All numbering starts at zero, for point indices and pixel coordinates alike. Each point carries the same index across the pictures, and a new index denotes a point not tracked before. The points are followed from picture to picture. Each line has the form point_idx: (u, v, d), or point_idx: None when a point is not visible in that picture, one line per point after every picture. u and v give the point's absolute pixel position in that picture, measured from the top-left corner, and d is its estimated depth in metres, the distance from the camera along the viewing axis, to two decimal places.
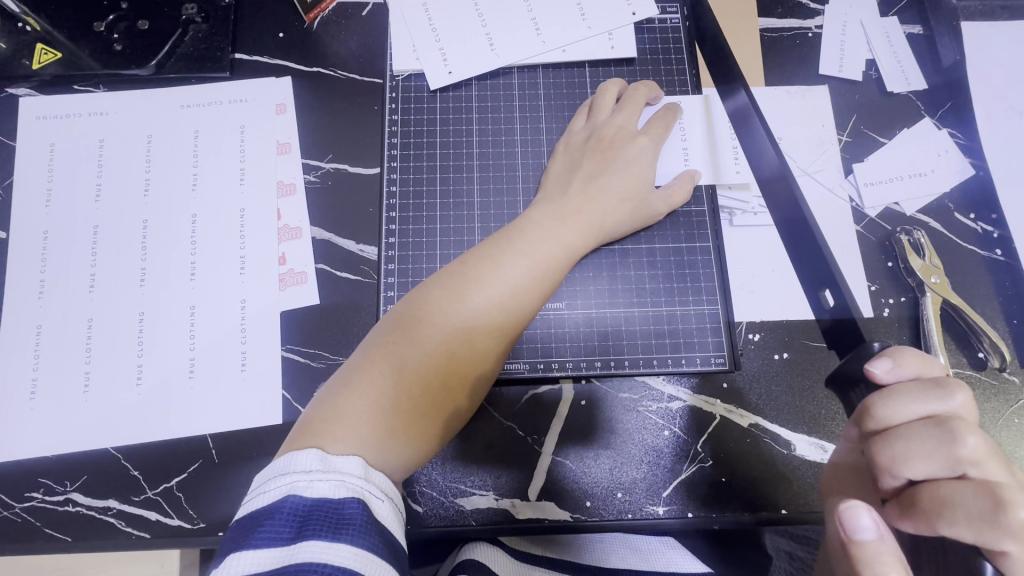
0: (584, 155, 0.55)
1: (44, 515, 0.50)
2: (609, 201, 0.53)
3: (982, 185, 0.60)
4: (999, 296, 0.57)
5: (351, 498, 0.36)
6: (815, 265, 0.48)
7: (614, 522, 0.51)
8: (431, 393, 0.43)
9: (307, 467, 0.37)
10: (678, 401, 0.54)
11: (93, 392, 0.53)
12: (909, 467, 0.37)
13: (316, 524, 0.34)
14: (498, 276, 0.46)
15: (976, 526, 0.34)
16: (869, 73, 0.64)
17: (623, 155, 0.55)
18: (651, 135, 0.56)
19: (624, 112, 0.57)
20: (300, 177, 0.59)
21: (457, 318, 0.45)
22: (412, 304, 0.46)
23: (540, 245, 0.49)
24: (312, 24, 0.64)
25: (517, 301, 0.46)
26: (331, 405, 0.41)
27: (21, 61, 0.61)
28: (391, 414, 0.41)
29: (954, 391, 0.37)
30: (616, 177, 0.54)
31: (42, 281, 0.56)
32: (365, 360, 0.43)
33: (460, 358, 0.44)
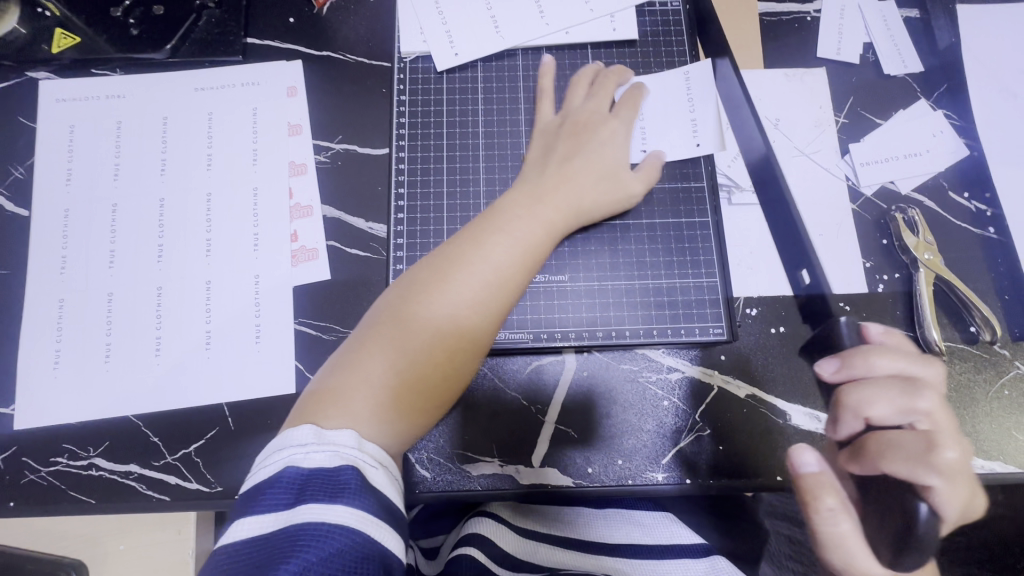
0: (559, 138, 0.57)
1: (68, 479, 0.53)
2: (586, 180, 0.55)
3: (976, 165, 0.61)
4: (992, 273, 0.58)
5: (346, 466, 0.38)
6: (790, 250, 0.57)
7: (614, 488, 0.53)
8: (421, 370, 0.45)
9: (302, 441, 0.39)
10: (676, 372, 0.55)
11: (114, 362, 0.55)
12: (871, 409, 0.43)
13: (313, 490, 0.36)
14: (477, 258, 0.48)
15: (913, 463, 0.40)
16: (866, 55, 0.65)
17: (594, 138, 0.57)
18: (620, 117, 0.58)
19: (595, 97, 0.59)
20: (311, 158, 0.61)
21: (444, 298, 0.46)
22: (401, 289, 0.48)
23: (522, 226, 0.51)
24: (322, 9, 0.65)
25: (499, 279, 0.48)
26: (329, 383, 0.44)
27: (40, 46, 0.63)
28: (384, 389, 0.43)
29: (929, 363, 0.47)
30: (587, 160, 0.56)
31: (64, 258, 0.58)
32: (354, 345, 0.46)
33: (447, 335, 0.46)
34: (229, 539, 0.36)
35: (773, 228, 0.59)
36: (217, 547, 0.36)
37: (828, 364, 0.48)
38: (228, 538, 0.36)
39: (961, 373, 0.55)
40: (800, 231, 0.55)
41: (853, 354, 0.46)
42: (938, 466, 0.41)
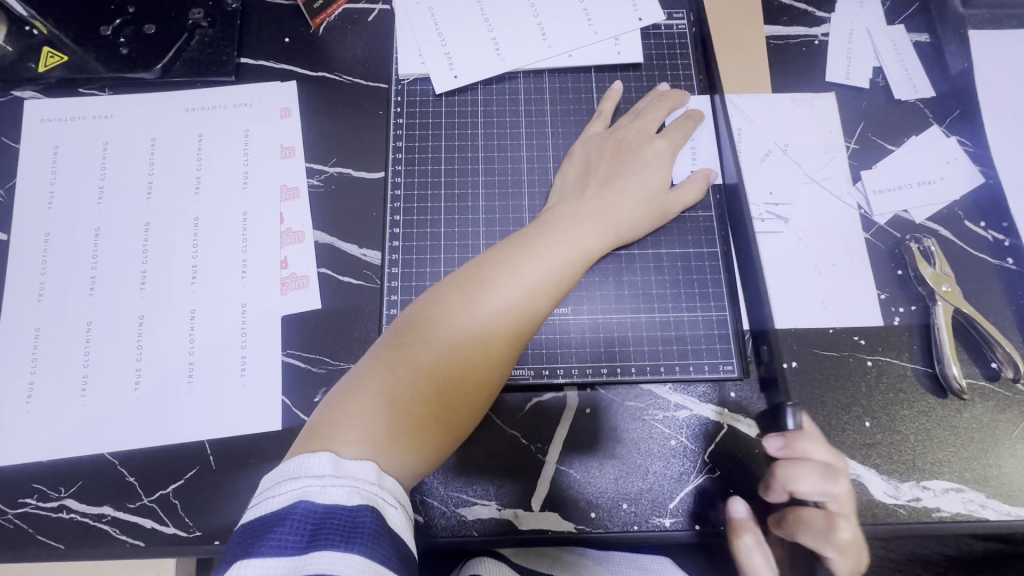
0: (601, 157, 0.56)
1: (36, 522, 0.49)
2: (626, 204, 0.53)
3: (992, 194, 0.59)
4: (1012, 305, 0.56)
5: (364, 506, 0.34)
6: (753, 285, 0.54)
7: (618, 534, 0.50)
8: (446, 396, 0.42)
9: (319, 472, 0.35)
10: (685, 410, 0.52)
11: (90, 396, 0.52)
12: (799, 486, 0.46)
13: (329, 532, 0.33)
14: (513, 279, 0.46)
15: (816, 538, 0.46)
16: (876, 81, 0.63)
17: (639, 159, 0.55)
18: (669, 140, 0.56)
19: (643, 118, 0.58)
20: (304, 182, 0.59)
21: (473, 320, 0.44)
22: (428, 306, 0.45)
23: (558, 247, 0.49)
24: (318, 30, 0.64)
25: (531, 303, 0.46)
26: (345, 405, 0.40)
27: (27, 64, 0.61)
28: (404, 415, 0.40)
29: (858, 437, 0.49)
30: (629, 181, 0.53)
31: (43, 284, 0.55)
32: (376, 362, 0.43)
33: (474, 360, 0.43)
34: None
35: (782, 259, 0.57)
36: None
37: (771, 439, 0.48)
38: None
39: (983, 412, 0.53)
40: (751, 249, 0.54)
41: (796, 438, 0.46)
42: (837, 544, 0.45)
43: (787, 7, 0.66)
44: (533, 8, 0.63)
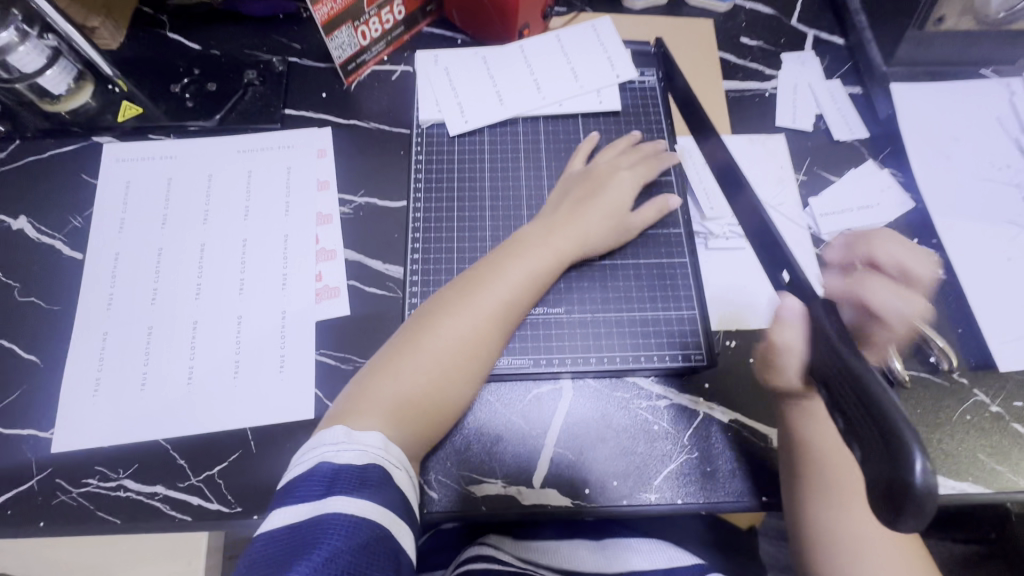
0: (575, 184, 0.67)
1: (96, 500, 0.56)
2: (594, 221, 0.64)
3: (921, 216, 0.70)
4: (945, 309, 0.65)
5: (372, 463, 0.44)
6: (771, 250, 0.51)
7: (609, 508, 0.56)
8: (444, 381, 0.53)
9: (335, 440, 0.45)
10: (665, 399, 0.60)
11: (149, 389, 0.60)
12: (863, 291, 0.53)
13: (342, 481, 0.42)
14: (495, 277, 0.57)
15: (868, 313, 0.52)
16: (818, 124, 0.75)
17: (605, 183, 0.66)
18: (632, 172, 0.67)
19: (614, 157, 0.69)
20: (336, 209, 0.69)
21: (461, 322, 0.55)
22: (426, 313, 0.56)
23: (534, 260, 0.59)
24: (350, 87, 0.77)
25: (506, 305, 0.57)
26: (363, 392, 0.51)
27: (107, 115, 0.73)
28: (405, 396, 0.51)
29: (921, 277, 0.56)
30: (600, 205, 0.64)
31: (111, 295, 0.64)
32: (387, 356, 0.54)
33: (460, 350, 0.54)
34: (267, 526, 0.40)
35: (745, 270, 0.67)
36: (256, 533, 0.40)
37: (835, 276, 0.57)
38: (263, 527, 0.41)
39: (925, 400, 0.61)
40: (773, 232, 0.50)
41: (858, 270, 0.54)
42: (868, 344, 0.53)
43: (741, 67, 0.79)
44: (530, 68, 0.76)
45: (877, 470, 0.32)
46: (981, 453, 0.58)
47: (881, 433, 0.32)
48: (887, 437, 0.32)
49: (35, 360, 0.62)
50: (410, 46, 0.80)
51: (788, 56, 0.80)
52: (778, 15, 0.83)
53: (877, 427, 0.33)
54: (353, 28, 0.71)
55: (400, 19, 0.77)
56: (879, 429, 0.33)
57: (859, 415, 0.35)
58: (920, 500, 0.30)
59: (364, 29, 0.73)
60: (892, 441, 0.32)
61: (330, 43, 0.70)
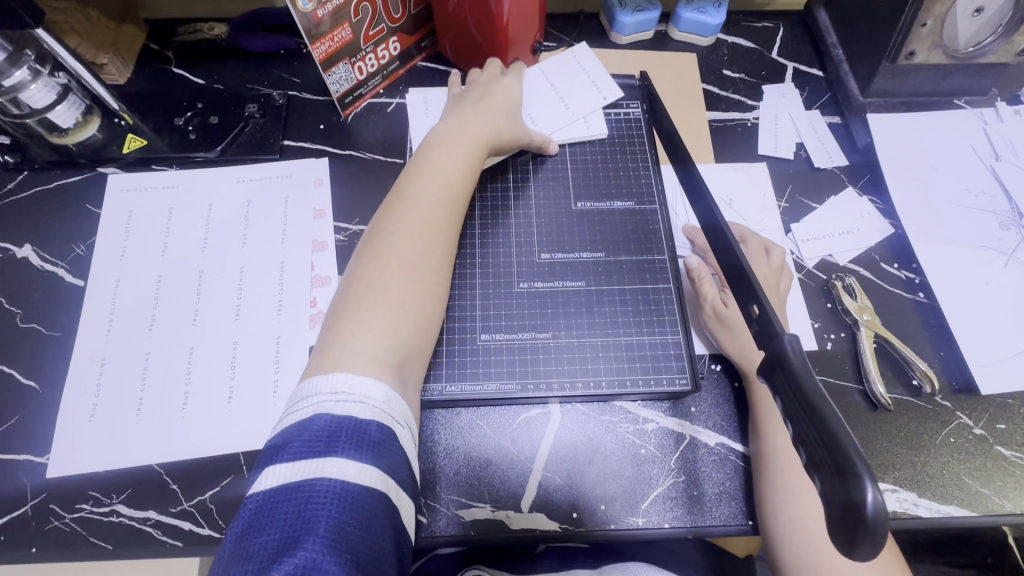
0: (464, 111, 0.70)
1: (89, 525, 0.57)
2: (497, 109, 0.71)
3: (900, 241, 0.72)
4: (927, 332, 0.66)
5: (374, 420, 0.44)
6: (741, 287, 0.48)
7: (598, 532, 0.57)
8: (414, 303, 0.54)
9: (332, 388, 0.45)
10: (651, 423, 0.61)
11: (145, 414, 0.61)
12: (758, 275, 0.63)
13: (344, 439, 0.41)
14: (407, 215, 0.58)
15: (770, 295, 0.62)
16: (799, 153, 0.78)
17: (492, 101, 0.71)
18: (512, 78, 0.76)
19: (457, 104, 0.72)
20: (332, 237, 0.71)
21: (412, 246, 0.56)
22: (371, 250, 0.56)
23: (451, 144, 0.65)
24: (347, 118, 0.79)
25: (450, 187, 0.61)
26: (337, 334, 0.50)
27: (112, 147, 0.76)
28: (383, 327, 0.51)
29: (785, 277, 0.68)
30: (495, 102, 0.72)
31: (111, 321, 0.66)
32: (333, 320, 0.52)
33: (424, 274, 0.56)
34: (263, 482, 0.40)
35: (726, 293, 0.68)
36: (251, 490, 0.40)
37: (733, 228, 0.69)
38: (260, 480, 0.40)
39: (909, 422, 0.61)
40: (743, 264, 0.47)
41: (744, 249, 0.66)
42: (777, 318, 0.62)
43: (723, 98, 0.82)
44: None
45: (833, 498, 0.33)
46: (966, 476, 0.59)
47: (835, 461, 0.34)
48: (842, 466, 0.33)
49: (35, 386, 0.63)
50: (405, 80, 0.83)
51: (769, 88, 0.83)
52: (759, 49, 0.86)
53: (832, 455, 0.34)
54: (350, 64, 0.75)
55: (395, 55, 0.80)
56: (832, 457, 0.34)
57: (814, 440, 0.35)
58: (873, 531, 0.31)
59: (361, 65, 0.76)
60: (845, 469, 0.33)
61: (328, 79, 0.73)
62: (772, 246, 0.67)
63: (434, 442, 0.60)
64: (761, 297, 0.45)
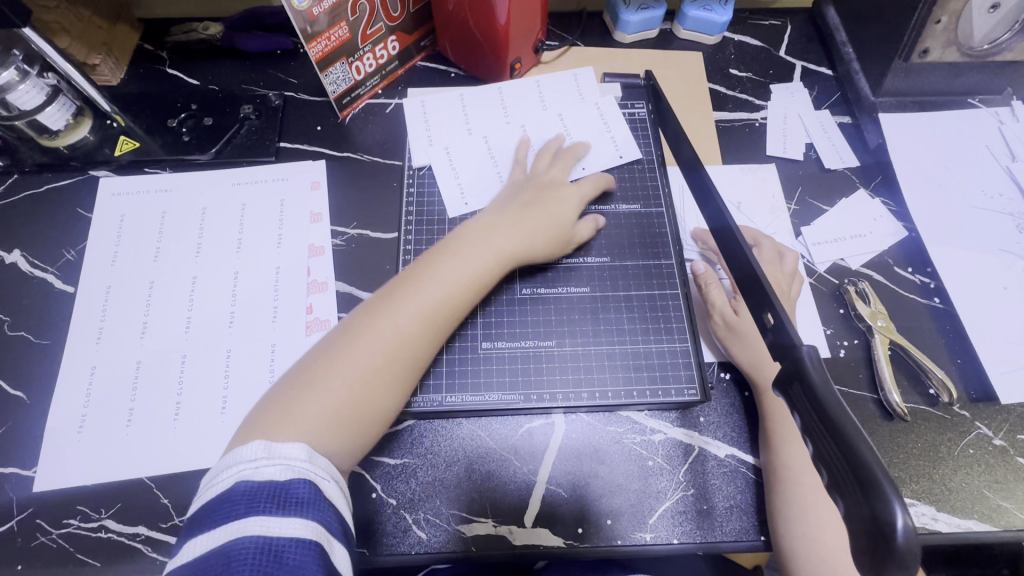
0: (519, 202, 0.65)
1: (77, 541, 0.55)
2: (537, 234, 0.63)
3: (914, 244, 0.70)
4: (943, 338, 0.64)
5: (297, 479, 0.42)
6: (753, 293, 0.46)
7: (604, 549, 0.54)
8: (365, 398, 0.50)
9: (253, 456, 0.43)
10: (659, 434, 0.59)
11: (135, 425, 0.59)
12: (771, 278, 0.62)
13: (262, 500, 0.40)
14: (415, 298, 0.54)
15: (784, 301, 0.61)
16: (809, 153, 0.76)
17: (551, 201, 0.66)
18: (579, 190, 0.68)
19: (556, 169, 0.69)
20: (329, 241, 0.69)
21: (392, 333, 0.52)
22: (358, 322, 0.53)
23: (477, 245, 0.59)
24: (345, 120, 0.78)
25: (451, 294, 0.55)
26: (285, 402, 0.48)
27: (104, 149, 0.74)
28: (322, 416, 0.47)
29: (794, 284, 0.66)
30: (551, 212, 0.64)
31: (101, 328, 0.64)
32: (290, 384, 0.49)
33: (387, 366, 0.51)
34: (181, 559, 0.38)
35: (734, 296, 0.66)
36: (169, 567, 0.38)
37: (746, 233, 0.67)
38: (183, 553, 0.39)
39: (927, 433, 0.59)
40: (755, 269, 0.45)
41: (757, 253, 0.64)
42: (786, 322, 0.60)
43: (730, 98, 0.80)
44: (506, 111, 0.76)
45: (858, 519, 0.31)
46: (987, 489, 0.57)
47: (857, 478, 0.31)
48: (864, 483, 0.31)
49: (22, 396, 0.61)
50: (404, 80, 0.82)
51: (777, 87, 0.81)
52: (766, 47, 0.84)
53: (853, 471, 0.31)
54: (348, 64, 0.73)
55: (394, 54, 0.79)
56: (854, 473, 0.32)
57: (834, 456, 0.33)
58: (903, 553, 0.29)
59: (358, 64, 0.74)
60: (868, 486, 0.31)
61: (324, 79, 0.71)
62: (786, 252, 0.65)
63: (434, 454, 0.58)
64: (774, 304, 0.43)
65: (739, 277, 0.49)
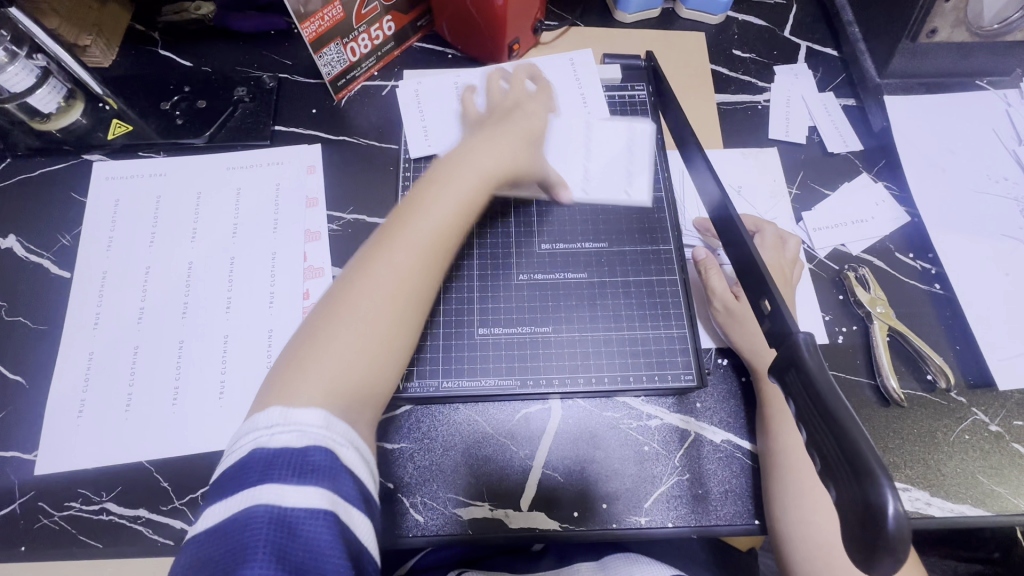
0: (491, 119, 0.63)
1: (79, 523, 0.55)
2: (517, 137, 0.60)
3: (916, 229, 0.69)
4: (942, 324, 0.64)
5: (315, 446, 0.39)
6: (751, 279, 0.45)
7: (599, 532, 0.55)
8: (378, 348, 0.47)
9: (268, 423, 0.41)
10: (655, 419, 0.59)
11: (134, 410, 0.59)
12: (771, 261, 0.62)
13: (279, 467, 0.38)
14: (407, 238, 0.50)
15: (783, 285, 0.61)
16: (811, 137, 0.75)
17: (523, 114, 0.64)
18: (542, 102, 0.68)
19: (517, 91, 0.67)
20: (325, 226, 0.69)
21: (403, 265, 0.49)
22: (351, 273, 0.49)
23: (460, 171, 0.55)
24: (340, 102, 0.76)
25: (440, 232, 0.51)
26: (295, 367, 0.45)
27: (97, 133, 0.73)
28: (332, 377, 0.45)
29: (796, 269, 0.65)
30: (520, 123, 0.62)
31: (98, 314, 0.64)
32: (299, 348, 0.47)
33: (393, 315, 0.48)
34: (202, 523, 0.37)
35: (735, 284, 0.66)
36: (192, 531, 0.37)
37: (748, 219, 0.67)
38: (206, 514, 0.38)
39: (923, 419, 0.59)
40: (753, 255, 0.45)
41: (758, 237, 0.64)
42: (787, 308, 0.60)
43: (733, 79, 0.78)
44: None
45: (851, 506, 0.31)
46: (981, 474, 0.57)
47: (851, 466, 0.31)
48: (858, 472, 0.31)
49: (21, 381, 0.61)
50: (400, 61, 0.80)
51: (781, 69, 0.79)
52: (770, 27, 0.82)
53: (847, 459, 0.31)
54: (342, 45, 0.71)
55: (390, 35, 0.77)
56: (848, 461, 0.32)
57: (829, 443, 0.33)
58: (894, 542, 0.29)
59: (353, 46, 0.73)
60: (863, 475, 0.31)
61: (319, 60, 0.70)
62: (788, 238, 0.65)
63: (431, 439, 0.58)
64: (772, 290, 0.42)
65: (736, 262, 0.48)
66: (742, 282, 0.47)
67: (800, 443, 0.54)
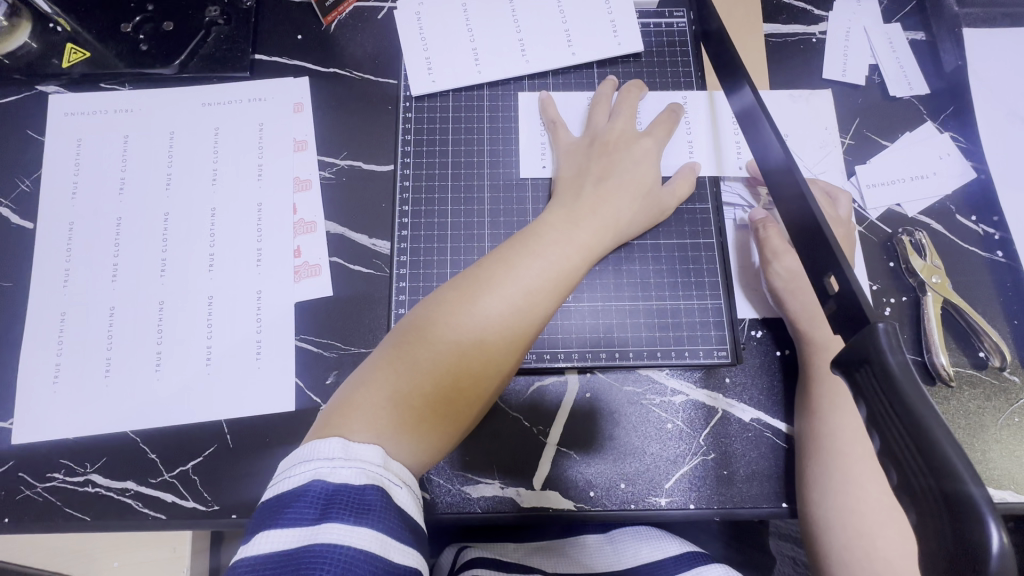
0: (591, 159, 0.56)
1: (65, 495, 0.52)
2: (623, 201, 0.53)
3: (983, 188, 0.61)
4: (1000, 296, 0.58)
5: (372, 486, 0.35)
6: (815, 250, 0.38)
7: (617, 512, 0.52)
8: (453, 400, 0.43)
9: (329, 454, 0.36)
10: (680, 395, 0.55)
11: (114, 377, 0.54)
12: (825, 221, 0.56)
13: (338, 507, 0.33)
14: (511, 280, 0.46)
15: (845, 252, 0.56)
16: (872, 77, 0.65)
17: (629, 157, 0.56)
18: (655, 137, 0.58)
19: (621, 118, 0.58)
20: (316, 174, 0.61)
21: (497, 309, 0.44)
22: (441, 307, 0.45)
23: (561, 240, 0.49)
24: (330, 27, 0.66)
25: (537, 293, 0.46)
26: (395, 360, 0.43)
27: (50, 60, 0.64)
28: (428, 392, 0.42)
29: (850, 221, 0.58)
30: (625, 178, 0.54)
31: (67, 270, 0.58)
32: (377, 368, 0.43)
33: (494, 352, 0.44)
34: (251, 550, 0.33)
35: None
36: (237, 558, 0.33)
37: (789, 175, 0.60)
38: (248, 550, 0.33)
39: (971, 400, 0.55)
40: (818, 222, 0.37)
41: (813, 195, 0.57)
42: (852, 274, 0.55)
43: (786, 6, 0.67)
44: (516, 23, 0.64)
45: (938, 538, 0.26)
46: None
47: (942, 492, 0.25)
48: (953, 502, 0.25)
49: None
50: None
51: None
52: None
53: (939, 484, 0.26)
54: None
55: None
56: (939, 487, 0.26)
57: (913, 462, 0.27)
58: None
59: None
60: (956, 504, 0.25)
61: None
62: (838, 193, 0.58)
63: None
64: (841, 263, 0.35)
65: (794, 227, 0.41)
66: (797, 252, 0.40)
67: (839, 426, 0.50)
